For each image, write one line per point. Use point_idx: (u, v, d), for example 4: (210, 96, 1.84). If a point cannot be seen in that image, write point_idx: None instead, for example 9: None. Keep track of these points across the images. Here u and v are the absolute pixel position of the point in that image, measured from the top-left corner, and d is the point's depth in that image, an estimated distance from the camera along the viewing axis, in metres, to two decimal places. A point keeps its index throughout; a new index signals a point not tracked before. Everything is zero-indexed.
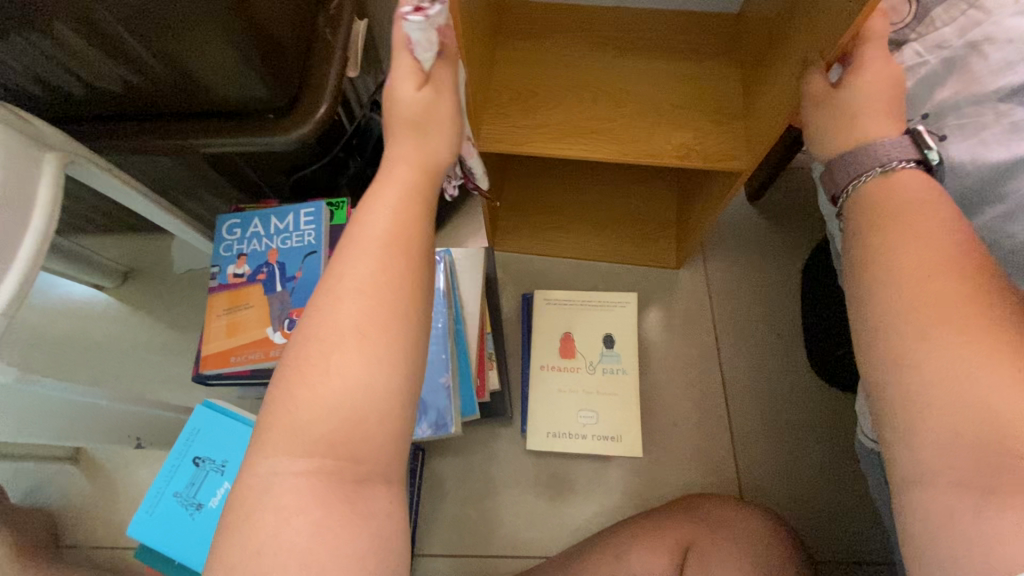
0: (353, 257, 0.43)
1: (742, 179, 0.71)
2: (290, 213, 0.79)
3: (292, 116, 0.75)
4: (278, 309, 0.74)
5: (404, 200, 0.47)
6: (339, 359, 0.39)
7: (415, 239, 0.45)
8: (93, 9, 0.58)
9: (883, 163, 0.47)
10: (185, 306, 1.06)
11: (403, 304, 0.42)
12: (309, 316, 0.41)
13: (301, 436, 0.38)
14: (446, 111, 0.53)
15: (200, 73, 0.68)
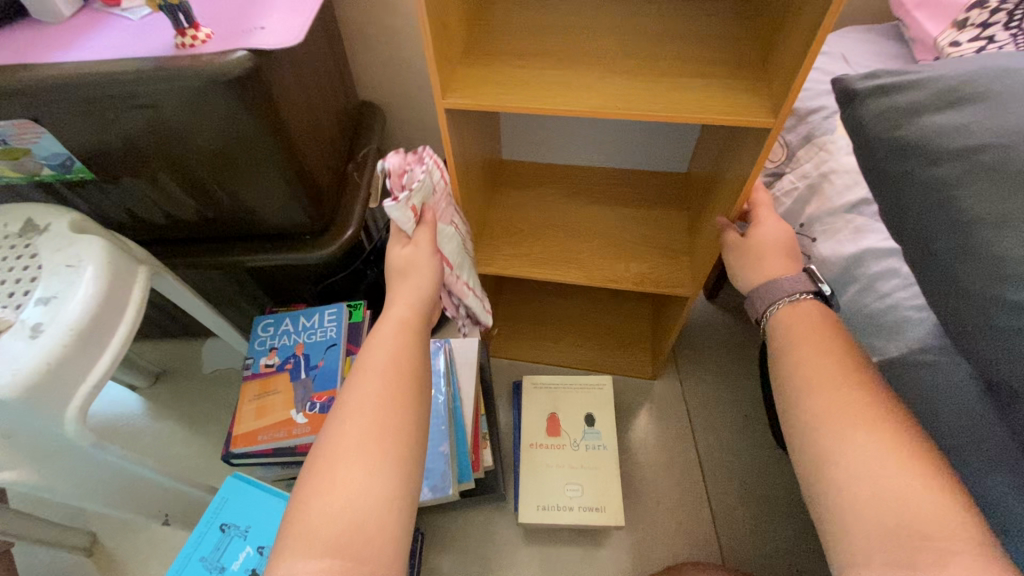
0: (361, 387, 0.55)
1: (691, 300, 0.86)
2: (316, 313, 0.95)
3: (324, 237, 0.94)
4: (301, 393, 0.86)
5: (402, 338, 0.60)
6: (346, 472, 0.50)
7: (411, 368, 0.58)
8: (187, 164, 0.79)
9: (789, 294, 0.60)
10: (210, 403, 1.17)
11: (400, 423, 0.53)
12: (324, 436, 0.53)
13: (315, 542, 0.47)
14: (427, 261, 0.66)
15: (256, 206, 0.88)
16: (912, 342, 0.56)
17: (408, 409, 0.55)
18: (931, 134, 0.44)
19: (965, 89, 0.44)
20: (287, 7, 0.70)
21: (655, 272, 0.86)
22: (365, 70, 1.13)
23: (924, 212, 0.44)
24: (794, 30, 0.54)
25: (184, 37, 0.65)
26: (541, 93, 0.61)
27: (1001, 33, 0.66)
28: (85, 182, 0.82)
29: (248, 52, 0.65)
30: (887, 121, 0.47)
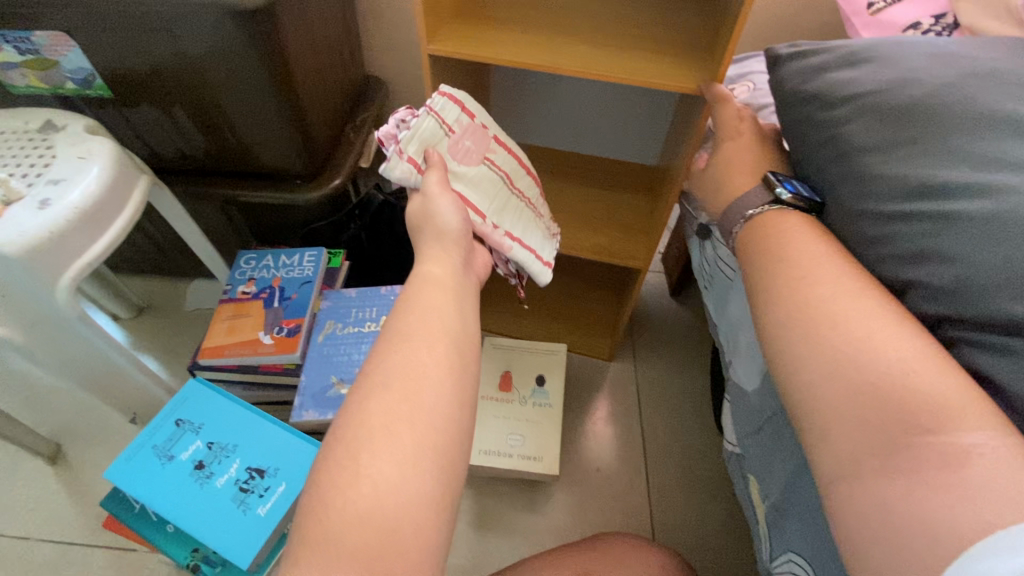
0: (394, 355, 0.47)
1: (642, 274, 0.93)
2: (297, 253, 1.01)
3: (314, 183, 1.01)
4: (271, 319, 0.91)
5: (430, 300, 0.53)
6: (376, 458, 0.41)
7: (445, 334, 0.50)
8: (198, 95, 0.87)
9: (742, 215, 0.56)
10: (188, 339, 1.22)
11: (436, 396, 0.45)
12: (350, 414, 0.44)
13: (336, 547, 0.38)
14: (445, 207, 0.64)
15: (256, 145, 0.95)
16: None
17: (448, 377, 0.47)
18: (829, 87, 0.54)
19: (859, 53, 0.55)
20: None
21: (613, 247, 0.94)
22: (375, 46, 1.23)
23: (823, 149, 0.54)
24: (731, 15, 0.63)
25: None
26: (517, 50, 0.70)
27: None
28: (105, 102, 0.90)
29: None
30: (803, 79, 0.57)
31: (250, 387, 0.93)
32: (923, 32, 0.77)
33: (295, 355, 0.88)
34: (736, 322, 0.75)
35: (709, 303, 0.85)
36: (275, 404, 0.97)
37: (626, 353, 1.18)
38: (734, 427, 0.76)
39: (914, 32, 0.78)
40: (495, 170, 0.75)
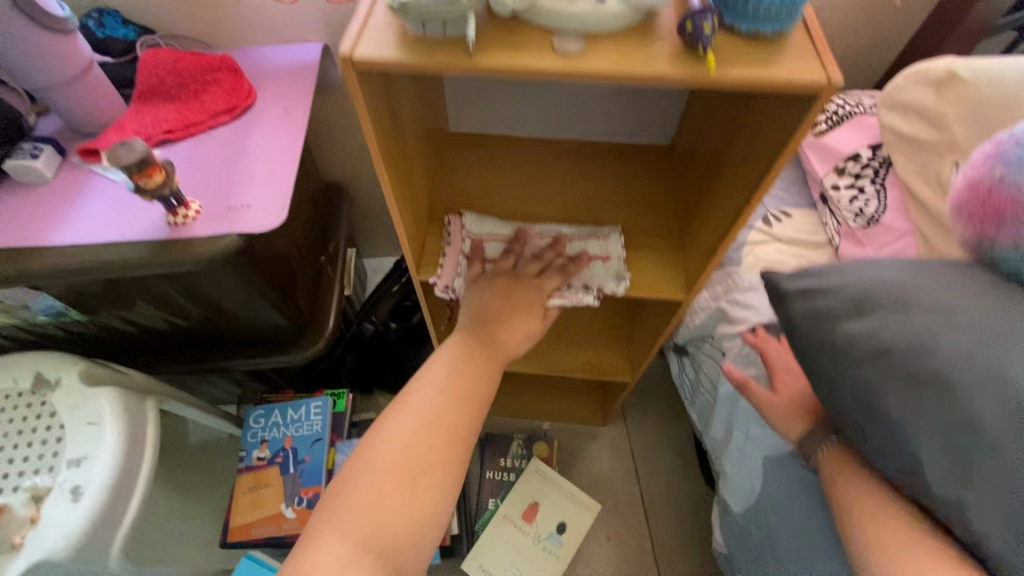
0: (390, 435, 0.55)
1: (630, 381, 0.99)
2: (303, 405, 1.06)
3: (306, 339, 1.04)
4: (291, 488, 0.98)
5: (469, 383, 0.60)
6: (364, 472, 0.52)
7: (448, 409, 0.57)
8: (165, 290, 0.84)
9: None
10: (201, 476, 1.25)
11: (422, 495, 0.52)
12: (348, 493, 0.52)
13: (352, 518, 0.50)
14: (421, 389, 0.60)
15: (236, 318, 0.95)
16: None
17: (426, 474, 0.53)
18: None
19: (866, 299, 0.60)
20: (266, 177, 0.78)
21: (599, 361, 1.01)
22: (327, 157, 1.19)
23: (825, 390, 0.63)
24: (714, 217, 0.64)
25: (175, 216, 0.72)
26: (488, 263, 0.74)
27: (869, 184, 0.83)
28: (71, 316, 0.87)
29: (237, 233, 0.72)
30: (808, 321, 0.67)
31: (280, 552, 1.00)
32: (863, 167, 0.84)
33: None
34: (723, 443, 0.87)
35: (692, 413, 0.97)
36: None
37: (617, 419, 1.29)
38: (721, 532, 0.89)
39: (855, 164, 0.85)
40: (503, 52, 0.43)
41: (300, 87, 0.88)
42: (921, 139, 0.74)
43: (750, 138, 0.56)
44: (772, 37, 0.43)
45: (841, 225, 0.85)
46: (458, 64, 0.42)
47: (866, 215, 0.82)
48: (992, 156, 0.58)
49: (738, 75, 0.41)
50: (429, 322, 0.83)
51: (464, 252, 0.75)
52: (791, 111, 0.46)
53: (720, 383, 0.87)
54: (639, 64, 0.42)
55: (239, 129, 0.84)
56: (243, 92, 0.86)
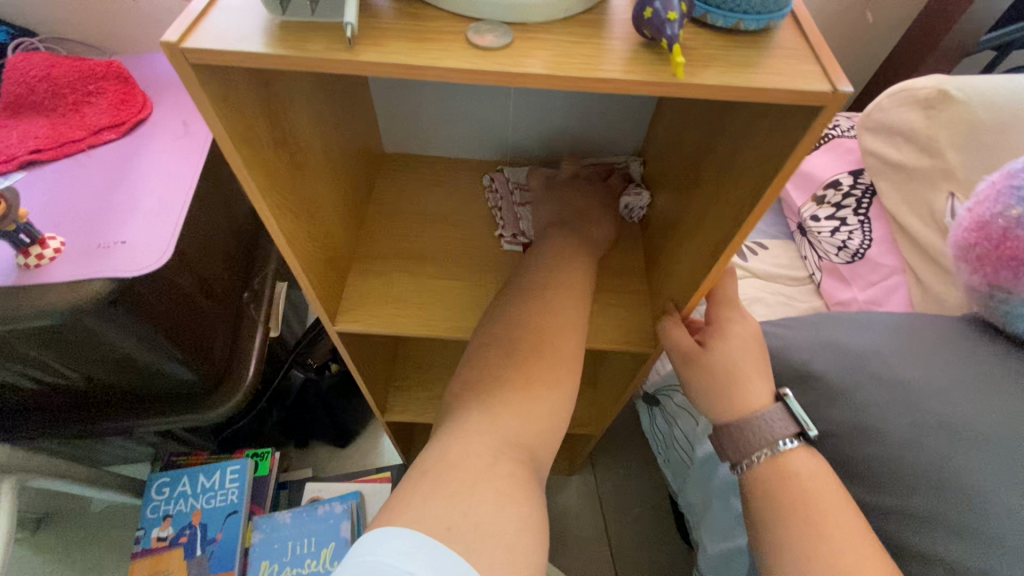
0: (505, 341, 0.54)
1: (596, 436, 0.87)
2: (217, 471, 0.90)
3: (220, 391, 0.88)
4: (195, 574, 0.82)
5: (568, 303, 0.57)
6: (490, 378, 0.52)
7: (565, 285, 0.59)
8: (19, 344, 0.68)
9: (771, 444, 0.46)
10: (102, 550, 1.07)
11: (541, 400, 0.51)
12: (480, 393, 0.51)
13: (488, 426, 0.48)
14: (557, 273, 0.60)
15: (125, 372, 0.79)
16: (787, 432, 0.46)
17: (542, 377, 0.52)
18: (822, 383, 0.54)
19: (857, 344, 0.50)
20: (150, 209, 0.64)
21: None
22: None
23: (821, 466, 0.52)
24: (683, 256, 0.53)
25: (25, 257, 0.57)
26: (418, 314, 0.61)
27: (852, 215, 0.75)
28: None
29: (105, 281, 0.58)
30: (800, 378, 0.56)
31: None
32: (845, 194, 0.76)
33: None
34: (702, 511, 0.75)
35: (667, 472, 0.85)
36: None
37: (585, 468, 1.17)
38: None
39: (836, 192, 0.77)
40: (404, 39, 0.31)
41: None
42: (909, 165, 0.66)
43: (724, 162, 0.45)
44: (754, 34, 0.33)
45: (823, 259, 0.76)
46: (336, 62, 0.30)
47: (851, 248, 0.73)
48: (1003, 192, 0.49)
49: (718, 81, 0.30)
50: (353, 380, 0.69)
51: (519, 202, 0.71)
52: (784, 123, 0.35)
53: (696, 445, 0.75)
54: (588, 63, 0.31)
55: (126, 148, 0.70)
56: (135, 105, 0.73)
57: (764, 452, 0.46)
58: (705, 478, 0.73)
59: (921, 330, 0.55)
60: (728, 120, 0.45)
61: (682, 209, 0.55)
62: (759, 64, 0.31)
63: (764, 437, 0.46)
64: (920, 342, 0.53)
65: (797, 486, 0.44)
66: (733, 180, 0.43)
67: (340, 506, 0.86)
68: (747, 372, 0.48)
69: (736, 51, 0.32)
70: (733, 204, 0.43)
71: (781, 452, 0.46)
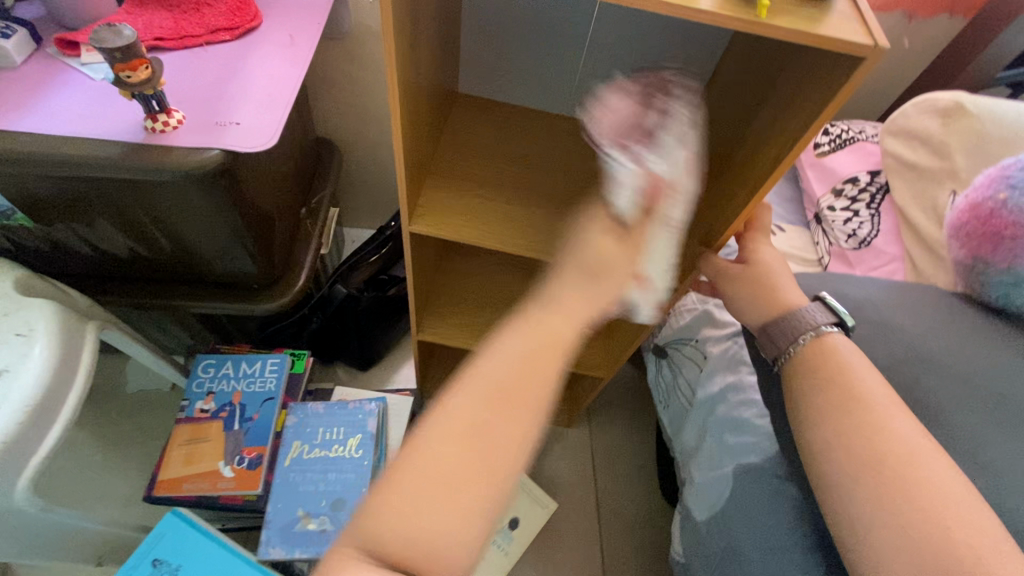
0: (419, 453, 0.41)
1: (606, 379, 0.97)
2: (259, 361, 0.99)
3: (272, 290, 0.97)
4: (232, 445, 0.90)
5: (484, 383, 0.43)
6: (389, 491, 0.40)
7: (539, 369, 0.45)
8: (125, 207, 0.76)
9: (815, 326, 0.54)
10: (133, 427, 1.15)
11: (447, 524, 0.39)
12: (371, 511, 0.40)
13: (376, 545, 0.38)
14: (566, 337, 0.47)
15: (200, 254, 0.87)
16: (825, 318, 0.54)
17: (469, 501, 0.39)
18: None
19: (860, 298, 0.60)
20: (259, 100, 0.72)
21: (576, 355, 0.98)
22: (324, 110, 1.14)
23: None
24: (721, 202, 0.63)
25: (154, 121, 0.66)
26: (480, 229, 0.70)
27: (864, 209, 0.84)
28: (16, 224, 0.79)
29: (221, 151, 0.67)
30: None
31: (209, 515, 0.92)
32: (861, 190, 0.85)
33: (255, 489, 0.87)
34: (694, 450, 0.85)
35: (665, 418, 0.94)
36: (234, 528, 0.96)
37: (583, 422, 1.26)
38: (681, 541, 0.85)
39: (854, 187, 0.86)
40: None
41: (309, 18, 0.83)
42: (922, 165, 0.75)
43: (769, 119, 0.55)
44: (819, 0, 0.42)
45: (833, 245, 0.85)
46: None
47: (860, 236, 0.82)
48: (996, 181, 0.59)
49: (787, 27, 0.39)
50: (408, 279, 0.78)
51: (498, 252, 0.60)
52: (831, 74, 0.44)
53: (699, 388, 0.84)
54: None
55: (237, 49, 0.79)
56: (248, 13, 0.81)
57: (809, 333, 0.54)
58: (703, 418, 0.83)
59: (911, 296, 0.64)
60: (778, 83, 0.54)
61: (722, 164, 0.65)
62: (820, 19, 0.41)
63: (809, 323, 0.54)
64: (909, 302, 0.63)
65: (837, 364, 0.51)
66: (778, 129, 0.52)
67: (370, 405, 0.95)
68: (784, 281, 0.59)
69: (804, 9, 0.41)
70: (774, 150, 0.52)
71: (826, 334, 0.53)
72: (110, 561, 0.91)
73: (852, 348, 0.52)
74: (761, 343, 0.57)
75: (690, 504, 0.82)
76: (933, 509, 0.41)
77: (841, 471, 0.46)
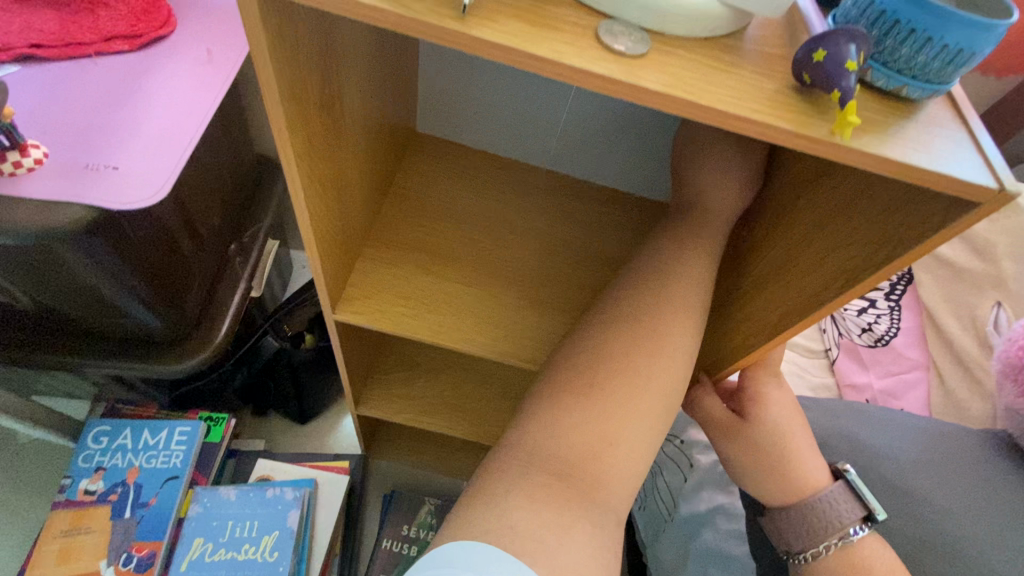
0: (579, 375, 0.44)
1: None
2: (165, 429, 0.83)
3: (185, 346, 0.81)
4: (119, 540, 0.75)
5: (650, 326, 0.45)
6: (569, 404, 0.42)
7: (672, 300, 0.47)
8: None
9: (840, 533, 0.44)
10: (17, 486, 0.97)
11: (636, 437, 0.42)
12: (527, 439, 0.41)
13: (550, 457, 0.40)
14: (679, 290, 0.48)
15: (77, 305, 0.71)
16: (852, 518, 0.44)
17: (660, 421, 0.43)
18: None
19: None
20: (155, 138, 0.57)
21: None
22: (270, 127, 0.98)
23: None
24: (726, 316, 0.50)
25: (0, 162, 0.50)
26: (424, 320, 0.56)
27: (882, 299, 0.71)
28: None
29: (87, 207, 0.51)
30: None
31: None
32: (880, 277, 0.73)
33: None
34: (670, 572, 0.71)
35: (639, 518, 0.82)
36: None
37: None
38: None
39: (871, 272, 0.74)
40: (524, 20, 0.27)
41: (237, 29, 0.68)
42: (959, 264, 0.64)
43: (809, 225, 0.41)
44: (909, 102, 0.29)
45: (842, 337, 0.71)
46: (444, 29, 0.26)
47: (876, 332, 0.69)
48: None
49: (878, 150, 0.26)
50: (337, 363, 0.64)
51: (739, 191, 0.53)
52: (917, 211, 0.31)
53: (678, 501, 0.71)
54: (726, 96, 0.27)
55: (137, 65, 0.62)
56: (156, 19, 0.65)
57: (833, 544, 0.44)
58: (681, 539, 0.70)
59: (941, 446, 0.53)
60: (816, 185, 0.42)
61: (736, 265, 0.52)
62: (914, 138, 0.28)
63: (833, 523, 0.44)
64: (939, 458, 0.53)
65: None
66: (820, 246, 0.39)
67: (293, 492, 0.80)
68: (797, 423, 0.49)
69: (890, 120, 0.28)
70: (813, 279, 0.39)
71: (851, 542, 0.44)
72: None
73: (886, 561, 0.43)
74: (767, 529, 0.47)
75: None
76: None
77: None
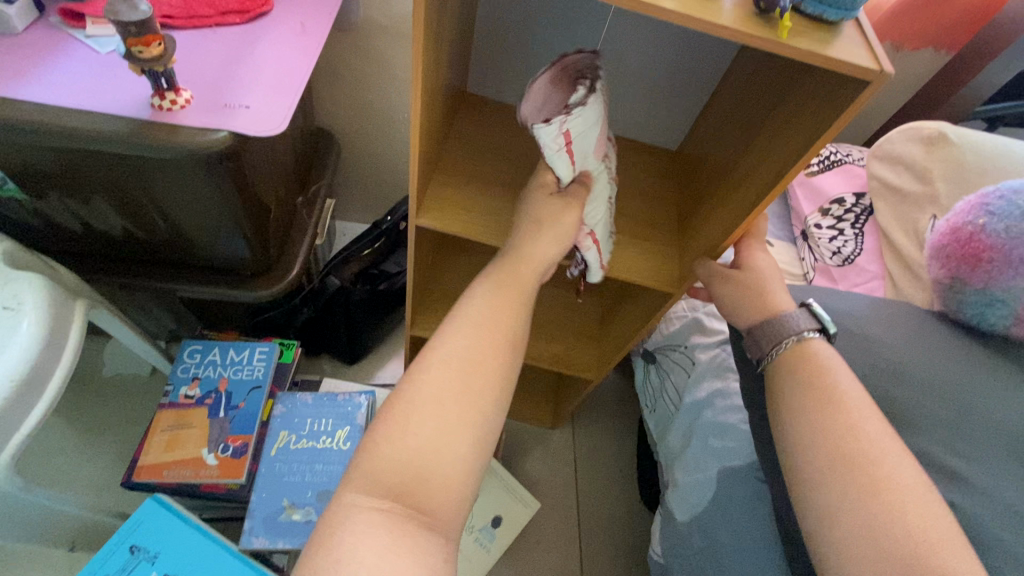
0: (419, 391, 0.50)
1: (594, 383, 0.99)
2: (247, 348, 0.98)
3: (265, 277, 0.96)
4: (216, 433, 0.89)
5: (474, 345, 0.54)
6: (403, 424, 0.48)
7: (494, 330, 0.56)
8: (118, 181, 0.75)
9: (797, 332, 0.59)
10: (107, 412, 1.12)
11: (459, 448, 0.48)
12: (364, 457, 0.47)
13: (381, 475, 0.46)
14: (500, 310, 0.58)
15: (192, 235, 0.85)
16: (806, 323, 0.59)
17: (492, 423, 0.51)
18: None
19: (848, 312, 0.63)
20: (270, 85, 0.72)
21: (568, 356, 1.00)
22: (327, 101, 1.14)
23: None
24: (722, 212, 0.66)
25: (161, 98, 0.65)
26: (484, 227, 0.71)
27: (849, 227, 0.87)
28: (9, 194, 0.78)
29: (228, 133, 0.66)
30: None
31: (188, 502, 0.90)
32: (847, 210, 0.89)
33: (238, 478, 0.86)
34: (679, 454, 0.86)
35: (651, 423, 0.96)
36: (212, 517, 0.94)
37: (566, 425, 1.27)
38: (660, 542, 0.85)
39: (841, 207, 0.89)
40: None
41: (321, 7, 0.83)
42: (905, 190, 0.80)
43: (779, 128, 0.57)
44: (831, 24, 0.45)
45: (818, 261, 0.87)
46: None
47: (844, 254, 0.85)
48: (976, 207, 0.64)
49: (807, 47, 0.42)
50: (408, 272, 0.79)
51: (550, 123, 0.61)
52: (837, 97, 0.47)
53: (685, 393, 0.87)
54: (713, 14, 0.42)
55: (247, 33, 0.78)
56: None
57: (792, 338, 0.59)
58: (688, 424, 0.85)
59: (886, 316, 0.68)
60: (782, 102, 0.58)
61: (727, 176, 0.68)
62: (832, 43, 0.43)
63: (791, 328, 0.59)
64: (887, 319, 0.68)
65: (824, 373, 0.56)
66: (784, 141, 0.55)
67: (358, 397, 0.94)
68: (775, 290, 0.64)
69: (816, 32, 0.44)
70: (779, 163, 0.55)
71: (807, 340, 0.59)
72: (83, 548, 0.89)
73: (830, 353, 0.57)
74: (748, 345, 0.62)
75: (671, 506, 0.84)
76: (913, 507, 0.46)
77: (831, 474, 0.50)
